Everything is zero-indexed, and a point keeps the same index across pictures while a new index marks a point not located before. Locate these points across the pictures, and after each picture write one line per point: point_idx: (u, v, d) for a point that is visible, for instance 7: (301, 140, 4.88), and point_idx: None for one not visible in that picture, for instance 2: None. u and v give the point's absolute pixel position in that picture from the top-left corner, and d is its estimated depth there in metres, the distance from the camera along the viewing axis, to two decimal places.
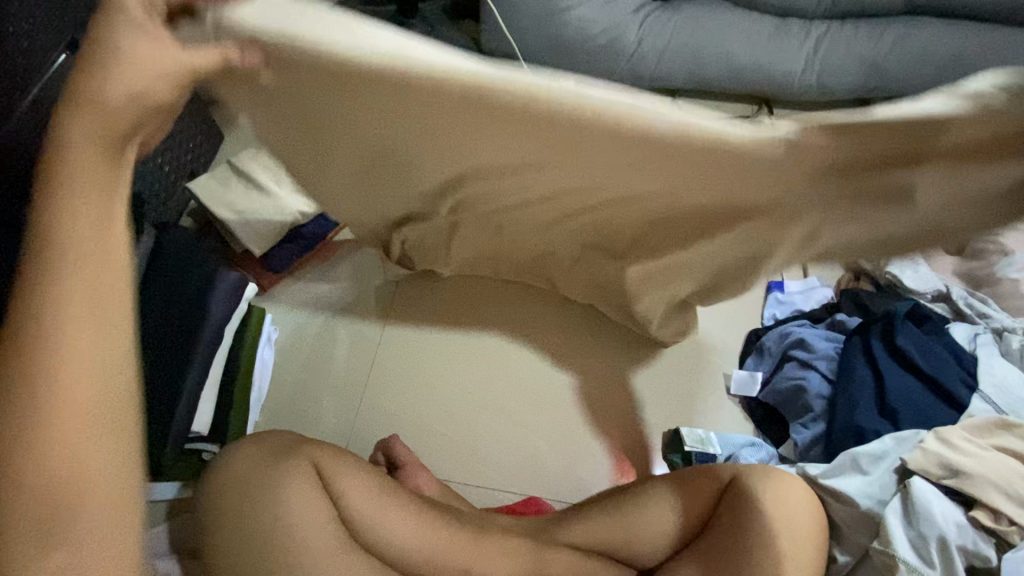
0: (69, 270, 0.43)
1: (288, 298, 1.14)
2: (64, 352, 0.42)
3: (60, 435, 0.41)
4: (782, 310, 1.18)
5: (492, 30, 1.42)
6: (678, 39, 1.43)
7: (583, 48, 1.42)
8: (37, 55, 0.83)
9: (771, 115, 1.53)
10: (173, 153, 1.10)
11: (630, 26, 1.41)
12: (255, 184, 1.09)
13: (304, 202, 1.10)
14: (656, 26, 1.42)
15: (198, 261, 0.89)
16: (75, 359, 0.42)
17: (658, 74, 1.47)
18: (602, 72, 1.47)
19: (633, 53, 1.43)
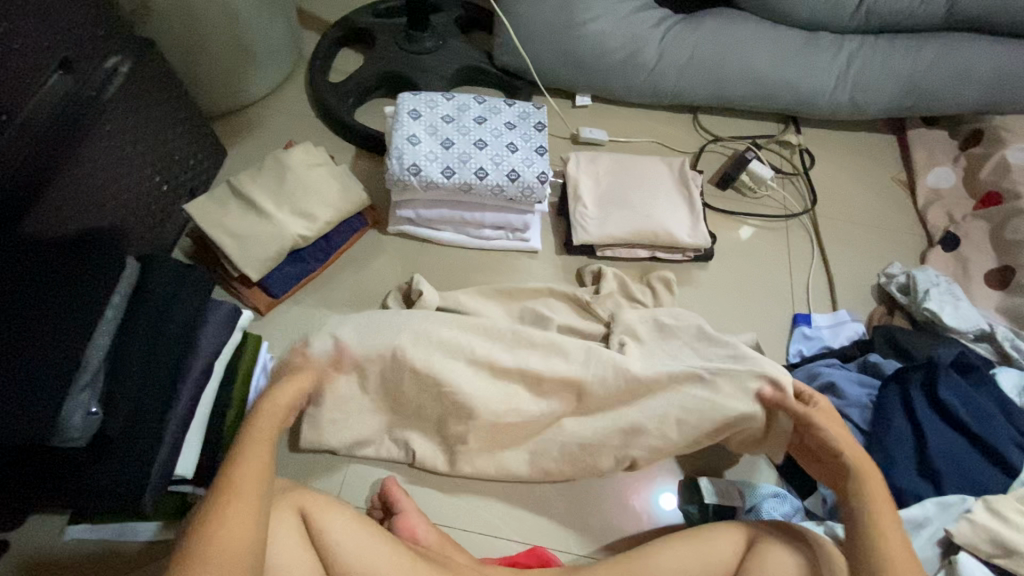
0: (256, 441, 0.75)
1: (287, 323, 1.09)
2: (229, 481, 0.69)
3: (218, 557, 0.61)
4: (809, 346, 1.13)
5: (505, 43, 1.36)
6: (701, 53, 1.37)
7: (601, 63, 1.36)
8: (25, 76, 0.79)
9: (799, 134, 1.45)
10: (167, 170, 1.07)
11: (649, 40, 1.35)
12: (254, 207, 1.04)
13: (304, 226, 1.06)
14: (678, 40, 1.36)
15: (198, 291, 0.84)
16: (237, 484, 0.68)
17: (680, 90, 1.41)
18: (619, 87, 1.41)
19: (653, 68, 1.38)
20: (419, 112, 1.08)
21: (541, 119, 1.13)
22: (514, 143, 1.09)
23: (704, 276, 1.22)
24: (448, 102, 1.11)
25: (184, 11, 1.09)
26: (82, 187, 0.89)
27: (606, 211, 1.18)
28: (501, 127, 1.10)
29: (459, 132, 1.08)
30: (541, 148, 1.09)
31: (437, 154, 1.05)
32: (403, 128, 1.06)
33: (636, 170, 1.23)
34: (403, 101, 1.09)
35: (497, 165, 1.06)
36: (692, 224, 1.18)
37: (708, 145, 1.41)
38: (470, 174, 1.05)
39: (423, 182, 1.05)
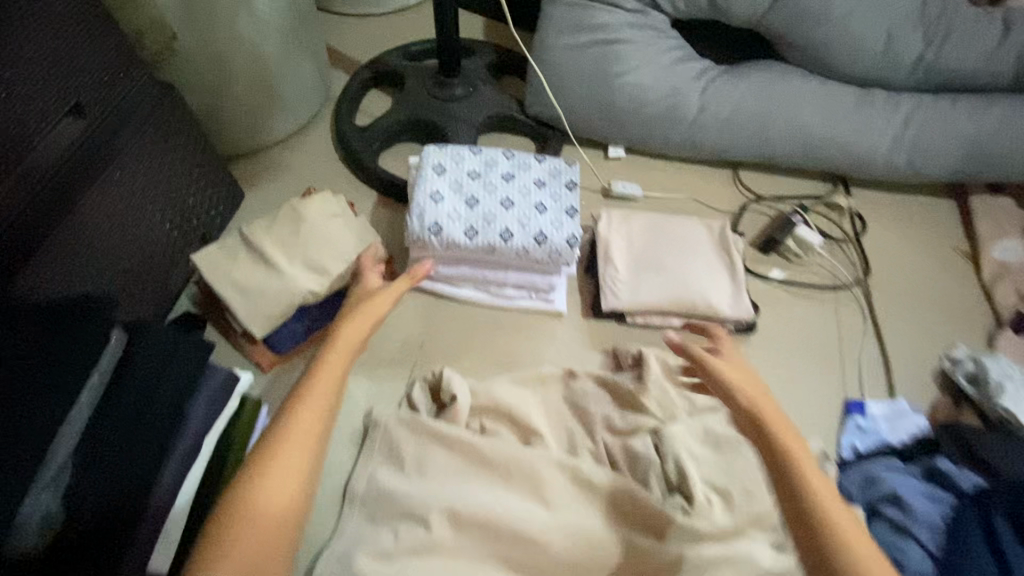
0: (330, 361, 0.82)
1: (289, 384, 1.02)
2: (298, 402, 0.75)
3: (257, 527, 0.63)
4: (864, 440, 1.01)
5: (539, 91, 1.31)
6: (744, 109, 1.30)
7: (638, 114, 1.29)
8: (32, 122, 0.74)
9: (849, 195, 1.35)
10: (179, 217, 1.01)
11: (689, 94, 1.29)
12: (265, 259, 0.98)
13: (315, 280, 0.99)
14: (720, 94, 1.30)
15: (191, 365, 0.76)
16: (304, 405, 0.74)
17: (722, 145, 1.33)
18: (656, 140, 1.33)
19: (694, 120, 1.30)
20: (443, 166, 1.02)
21: (573, 177, 1.05)
22: (543, 204, 1.02)
23: (746, 352, 1.11)
24: (475, 156, 1.04)
25: (213, 52, 1.06)
26: (81, 241, 0.84)
27: (639, 275, 1.09)
28: (530, 185, 1.03)
29: (485, 189, 1.01)
30: (572, 210, 1.02)
31: (461, 212, 0.98)
32: (426, 183, 1.00)
33: (673, 232, 1.14)
34: (428, 154, 1.03)
35: (523, 228, 0.99)
36: (733, 294, 1.08)
37: (750, 205, 1.32)
38: (495, 235, 0.98)
39: (443, 242, 0.98)
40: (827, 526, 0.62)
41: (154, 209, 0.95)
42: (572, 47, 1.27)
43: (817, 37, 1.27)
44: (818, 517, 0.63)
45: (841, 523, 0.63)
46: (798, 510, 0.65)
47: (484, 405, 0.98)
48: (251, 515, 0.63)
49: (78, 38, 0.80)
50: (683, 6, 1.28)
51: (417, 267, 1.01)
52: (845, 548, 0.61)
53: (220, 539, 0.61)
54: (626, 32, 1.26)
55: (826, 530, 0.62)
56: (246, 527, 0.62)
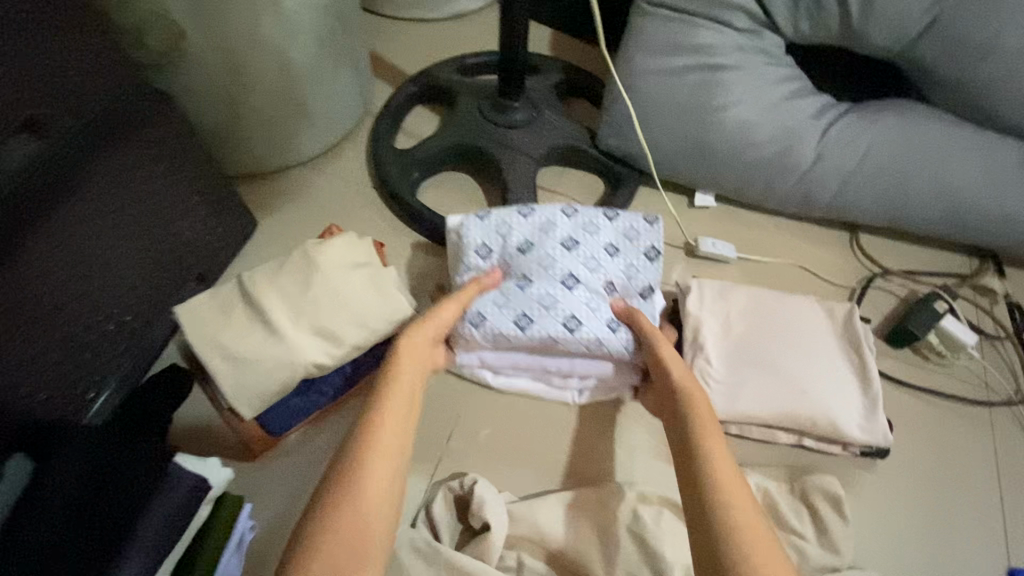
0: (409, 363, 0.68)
1: (285, 473, 0.81)
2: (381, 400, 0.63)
3: (355, 517, 0.54)
4: None
5: (616, 121, 1.07)
6: (875, 158, 1.02)
7: (739, 158, 1.04)
8: None
9: (1003, 277, 1.07)
10: (166, 258, 0.82)
11: (806, 136, 1.03)
12: (263, 319, 0.77)
13: (323, 350, 0.78)
14: (845, 138, 1.03)
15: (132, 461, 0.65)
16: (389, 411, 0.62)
17: (840, 203, 1.06)
18: (757, 190, 1.08)
19: (808, 170, 1.04)
20: (484, 240, 0.82)
21: (653, 241, 0.82)
22: (613, 281, 0.80)
23: (869, 485, 0.86)
24: (524, 224, 0.83)
25: (228, 57, 0.87)
26: (4, 302, 0.64)
27: (739, 374, 0.84)
28: (597, 256, 0.81)
29: (542, 265, 0.80)
30: (648, 290, 0.81)
31: (511, 296, 0.78)
32: (468, 267, 0.81)
33: (784, 319, 0.88)
34: (465, 223, 0.82)
35: (591, 315, 0.78)
36: (865, 409, 0.83)
37: (874, 281, 1.07)
38: (555, 324, 0.77)
39: (488, 335, 0.77)
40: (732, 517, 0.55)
41: (130, 248, 0.77)
42: (663, 74, 1.03)
43: (980, 76, 0.97)
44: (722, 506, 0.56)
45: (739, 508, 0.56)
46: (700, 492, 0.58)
47: (525, 535, 0.77)
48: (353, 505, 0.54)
49: (37, 33, 0.60)
50: (808, 29, 1.01)
51: (484, 277, 0.80)
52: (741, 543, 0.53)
53: (321, 529, 0.53)
54: (732, 58, 1.01)
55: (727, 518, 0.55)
56: (346, 521, 0.53)
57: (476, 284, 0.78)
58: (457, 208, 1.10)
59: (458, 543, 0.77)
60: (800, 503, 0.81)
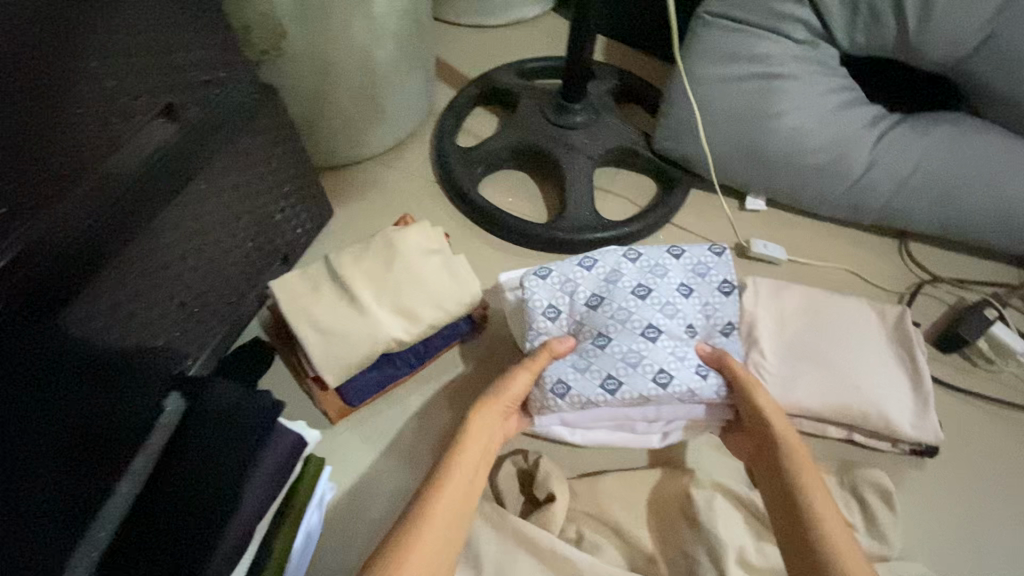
0: (479, 430, 0.73)
1: (359, 441, 0.87)
2: (460, 456, 0.70)
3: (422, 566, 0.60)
4: None
5: (673, 126, 1.12)
6: (927, 168, 1.05)
7: (792, 165, 1.08)
8: (114, 122, 0.63)
9: None
10: (261, 235, 0.89)
11: (860, 146, 1.06)
12: (349, 297, 0.84)
13: (401, 328, 0.84)
14: (898, 148, 1.05)
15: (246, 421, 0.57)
16: (461, 467, 0.69)
17: (890, 211, 1.09)
18: (808, 197, 1.11)
19: (859, 178, 1.07)
20: (551, 300, 0.82)
21: (724, 274, 0.83)
22: (690, 323, 0.81)
23: (918, 483, 0.88)
24: (588, 277, 0.82)
25: (319, 56, 0.94)
26: (138, 266, 0.70)
27: (794, 369, 0.87)
28: (671, 299, 0.81)
29: (617, 316, 0.80)
30: (727, 327, 0.82)
31: (591, 355, 0.79)
32: (537, 332, 0.81)
33: (837, 319, 0.91)
34: (530, 287, 0.82)
35: (679, 363, 0.77)
36: (915, 407, 0.86)
37: (923, 287, 1.09)
38: (645, 381, 0.76)
39: (574, 402, 0.78)
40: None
41: (236, 225, 0.83)
42: (722, 82, 1.07)
43: None
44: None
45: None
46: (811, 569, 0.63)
47: (586, 510, 0.81)
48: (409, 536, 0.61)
49: (186, 26, 0.67)
50: (864, 41, 1.04)
51: (556, 343, 0.79)
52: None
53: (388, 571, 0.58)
54: (789, 67, 1.05)
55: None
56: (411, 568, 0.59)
57: (546, 352, 0.79)
58: (517, 205, 1.16)
59: (522, 513, 0.82)
60: (850, 496, 0.84)
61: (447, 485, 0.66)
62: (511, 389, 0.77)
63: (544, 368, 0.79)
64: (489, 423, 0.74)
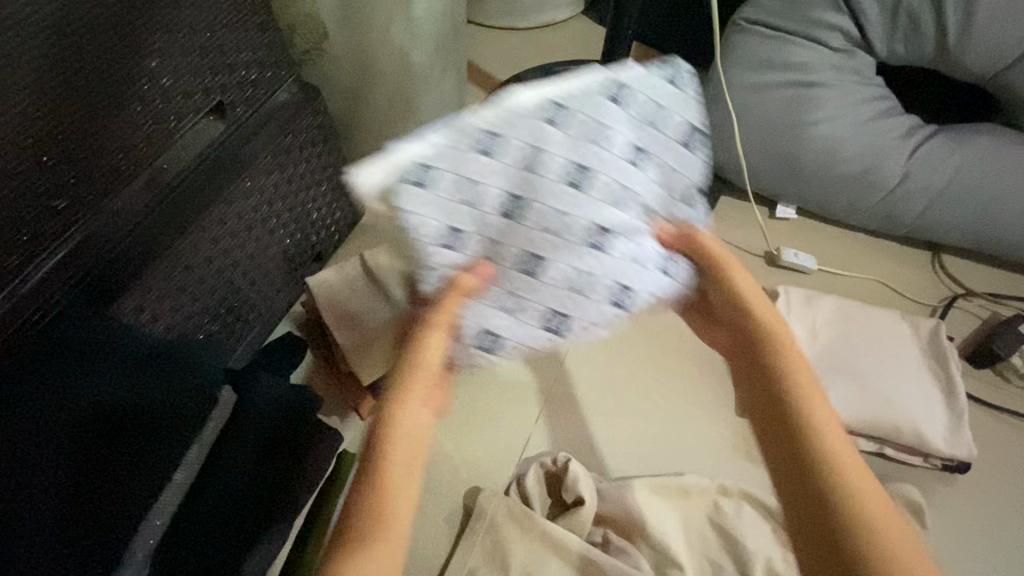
0: (415, 400, 0.48)
1: None
2: (394, 446, 0.46)
3: None
4: None
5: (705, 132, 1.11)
6: (965, 180, 1.03)
7: (825, 173, 1.07)
8: (170, 120, 0.64)
9: None
10: (301, 233, 0.89)
11: (895, 155, 1.04)
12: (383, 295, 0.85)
13: None
14: (936, 158, 1.04)
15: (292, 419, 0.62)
16: (398, 466, 0.45)
17: (924, 223, 1.08)
18: (840, 206, 1.11)
19: (894, 188, 1.06)
20: (443, 219, 0.60)
21: (655, 124, 0.65)
22: (637, 211, 0.62)
23: (949, 498, 0.87)
24: (496, 169, 0.60)
25: (358, 56, 0.96)
26: (186, 262, 0.70)
27: (825, 379, 0.87)
28: (610, 185, 0.62)
29: (547, 220, 0.61)
30: (682, 195, 0.65)
31: (521, 292, 0.63)
32: (437, 265, 0.61)
33: (870, 331, 0.91)
34: (401, 202, 0.58)
35: (638, 270, 0.61)
36: (949, 422, 0.85)
37: (956, 301, 1.07)
38: (598, 306, 0.63)
39: (513, 352, 0.65)
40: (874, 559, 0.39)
41: (277, 222, 0.84)
42: (756, 89, 1.07)
43: None
44: (859, 552, 0.39)
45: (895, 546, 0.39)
46: (825, 540, 0.40)
47: (612, 514, 0.82)
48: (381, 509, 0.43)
49: (236, 26, 0.68)
50: (902, 52, 1.03)
51: (466, 279, 0.59)
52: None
53: None
54: (825, 75, 1.04)
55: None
56: None
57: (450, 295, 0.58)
58: None
59: (548, 515, 0.83)
60: None
61: (376, 492, 0.44)
62: (427, 354, 0.52)
63: (455, 314, 0.58)
64: (423, 394, 0.49)
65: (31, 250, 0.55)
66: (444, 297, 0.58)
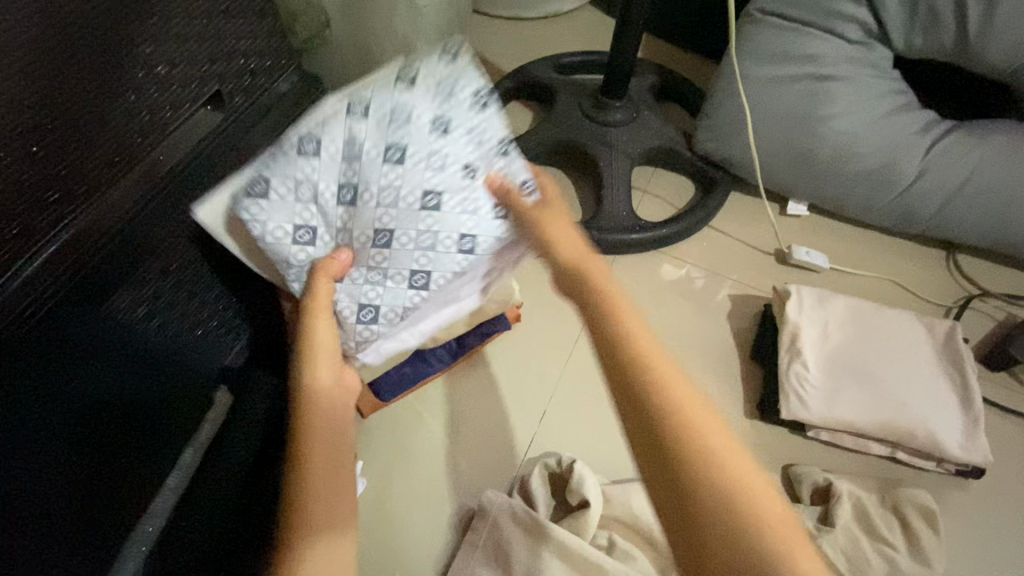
0: (318, 370, 0.61)
1: (389, 436, 0.87)
2: (308, 417, 0.56)
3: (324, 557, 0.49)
4: None
5: (716, 126, 1.08)
6: (985, 178, 1.00)
7: (838, 170, 1.05)
8: (165, 110, 0.62)
9: None
10: None
11: (911, 152, 1.01)
12: None
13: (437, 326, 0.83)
14: (954, 155, 1.00)
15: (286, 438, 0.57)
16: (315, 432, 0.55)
17: (940, 222, 1.05)
18: (853, 204, 1.08)
19: (909, 186, 1.03)
20: (292, 220, 0.63)
21: (457, 84, 0.65)
22: (464, 167, 0.65)
23: (962, 504, 0.85)
24: (319, 165, 0.63)
25: (360, 45, 0.93)
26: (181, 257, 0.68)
27: (837, 382, 0.85)
28: (422, 151, 0.64)
29: (377, 195, 0.64)
30: (501, 145, 0.66)
31: (382, 262, 0.66)
32: (299, 265, 0.65)
33: (885, 332, 0.88)
34: (253, 221, 0.62)
35: (472, 220, 0.66)
36: (965, 428, 0.83)
37: (972, 301, 1.05)
38: (451, 263, 0.67)
39: (393, 317, 0.69)
40: (710, 468, 0.42)
41: None
42: (768, 83, 1.04)
43: None
44: (686, 467, 0.42)
45: (726, 457, 0.43)
46: (663, 462, 0.43)
47: (617, 517, 0.80)
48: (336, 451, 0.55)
49: (234, 14, 0.65)
50: (920, 44, 1.00)
51: (329, 261, 0.65)
52: (734, 505, 0.41)
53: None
54: (841, 68, 1.01)
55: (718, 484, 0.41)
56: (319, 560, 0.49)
57: (325, 276, 0.64)
58: None
59: (551, 517, 0.81)
60: (891, 515, 0.81)
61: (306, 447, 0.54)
62: (323, 334, 0.63)
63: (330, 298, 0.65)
64: (322, 364, 0.61)
65: (18, 247, 0.53)
66: (314, 281, 0.64)
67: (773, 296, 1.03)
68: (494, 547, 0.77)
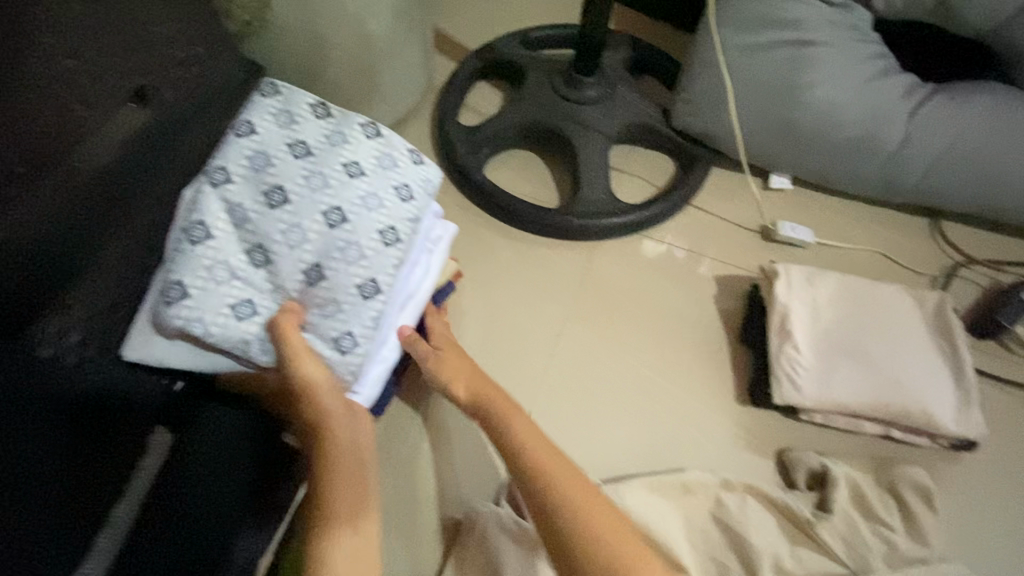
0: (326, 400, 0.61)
1: None
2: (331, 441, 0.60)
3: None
4: None
5: (695, 100, 1.03)
6: (971, 142, 0.97)
7: (821, 139, 1.00)
8: (78, 110, 0.54)
9: None
10: None
11: (896, 117, 0.98)
12: None
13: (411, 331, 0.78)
14: (939, 118, 0.97)
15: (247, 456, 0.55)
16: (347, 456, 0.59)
17: (925, 190, 1.02)
18: (837, 175, 1.05)
19: (894, 153, 1.00)
20: (227, 303, 0.60)
21: (304, 100, 0.67)
22: (351, 171, 0.65)
23: (956, 478, 0.84)
24: (220, 242, 0.60)
25: (308, 28, 0.85)
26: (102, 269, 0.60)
27: (829, 363, 0.83)
28: (314, 180, 0.64)
29: (287, 241, 0.62)
30: (367, 130, 0.68)
31: (318, 292, 0.63)
32: (245, 343, 0.60)
33: (876, 308, 0.86)
34: (196, 327, 0.58)
35: (386, 210, 0.66)
36: (958, 403, 0.82)
37: (958, 270, 1.03)
38: (388, 259, 0.66)
39: (367, 332, 0.66)
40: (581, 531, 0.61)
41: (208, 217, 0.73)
42: (748, 51, 0.99)
43: None
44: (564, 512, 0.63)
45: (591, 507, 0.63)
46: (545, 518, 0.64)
47: None
48: (358, 469, 0.59)
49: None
50: (901, 5, 0.95)
51: (275, 319, 0.61)
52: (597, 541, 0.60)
53: None
54: (823, 33, 0.96)
55: (575, 516, 0.62)
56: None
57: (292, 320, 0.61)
58: (527, 187, 1.08)
59: None
60: (887, 495, 0.79)
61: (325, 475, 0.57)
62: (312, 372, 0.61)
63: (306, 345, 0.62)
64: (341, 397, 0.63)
65: None
66: (285, 336, 0.60)
67: (759, 276, 1.00)
68: (485, 560, 0.73)
